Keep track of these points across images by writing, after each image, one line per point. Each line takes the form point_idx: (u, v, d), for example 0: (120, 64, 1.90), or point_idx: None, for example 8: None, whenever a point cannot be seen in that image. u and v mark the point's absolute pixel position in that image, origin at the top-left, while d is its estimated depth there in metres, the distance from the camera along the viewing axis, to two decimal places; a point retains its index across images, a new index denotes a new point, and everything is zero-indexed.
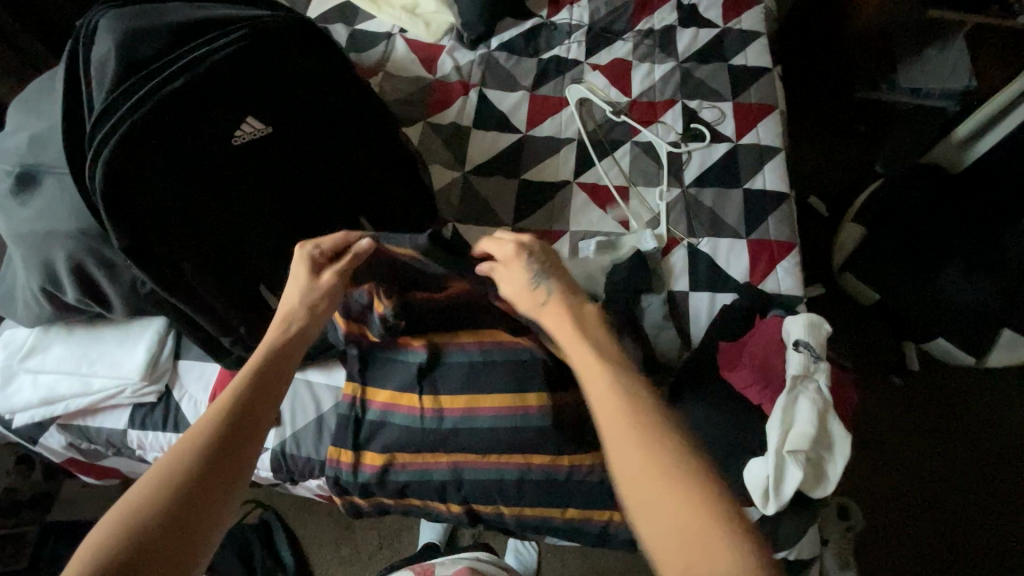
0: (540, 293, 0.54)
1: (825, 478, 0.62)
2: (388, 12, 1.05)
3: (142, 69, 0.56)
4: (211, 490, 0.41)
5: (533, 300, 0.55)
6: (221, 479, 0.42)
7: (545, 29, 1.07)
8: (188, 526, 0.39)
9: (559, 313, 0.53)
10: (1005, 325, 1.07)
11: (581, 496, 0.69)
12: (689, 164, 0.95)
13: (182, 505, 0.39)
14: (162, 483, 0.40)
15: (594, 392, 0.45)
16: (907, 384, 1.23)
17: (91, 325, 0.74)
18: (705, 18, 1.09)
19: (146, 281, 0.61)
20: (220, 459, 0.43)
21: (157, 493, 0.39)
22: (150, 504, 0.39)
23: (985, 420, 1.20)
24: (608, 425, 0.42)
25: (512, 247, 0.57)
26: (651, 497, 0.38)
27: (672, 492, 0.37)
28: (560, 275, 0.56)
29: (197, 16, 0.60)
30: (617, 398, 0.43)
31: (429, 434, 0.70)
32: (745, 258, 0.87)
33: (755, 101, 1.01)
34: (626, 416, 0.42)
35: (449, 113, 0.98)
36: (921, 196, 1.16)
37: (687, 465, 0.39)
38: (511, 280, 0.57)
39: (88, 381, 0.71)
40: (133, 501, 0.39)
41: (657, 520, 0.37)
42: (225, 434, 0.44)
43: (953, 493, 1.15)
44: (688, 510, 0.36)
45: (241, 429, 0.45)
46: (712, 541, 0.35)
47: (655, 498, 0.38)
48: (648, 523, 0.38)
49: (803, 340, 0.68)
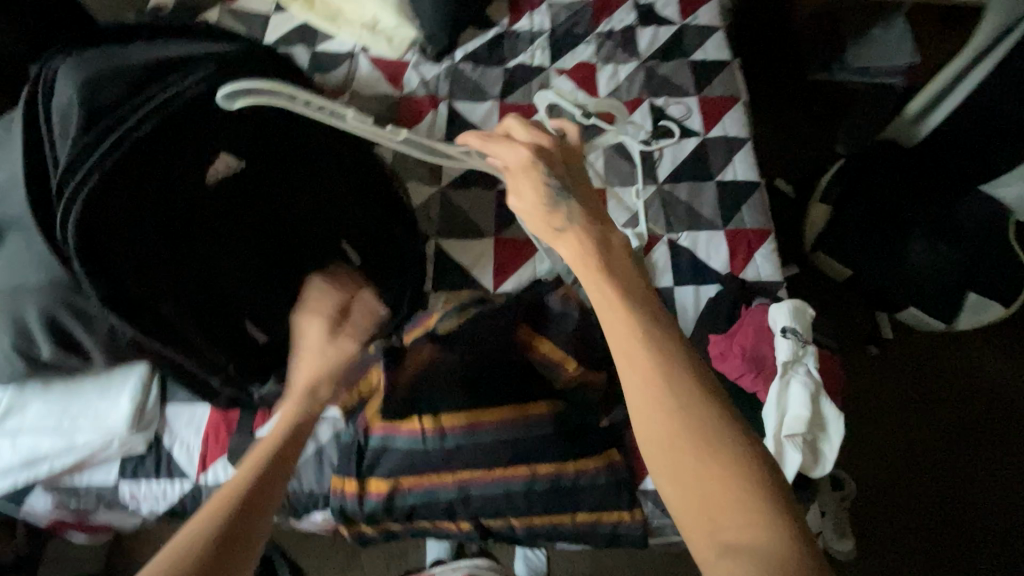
0: (558, 219, 0.52)
1: (823, 459, 0.64)
2: (348, 30, 1.04)
3: (106, 115, 0.54)
4: None
5: (551, 223, 0.52)
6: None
7: (507, 37, 1.08)
8: None
9: (576, 244, 0.50)
10: (970, 289, 1.16)
11: (588, 500, 0.70)
12: (662, 161, 0.97)
13: None
14: None
15: (620, 347, 0.42)
16: (884, 353, 1.28)
17: (70, 379, 0.71)
18: (662, 16, 1.12)
19: (126, 330, 0.59)
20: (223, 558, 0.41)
21: None
22: None
23: (961, 380, 1.25)
24: (634, 389, 0.41)
25: (524, 155, 0.56)
26: (684, 473, 0.38)
27: (705, 459, 0.38)
28: (584, 201, 0.54)
29: (161, 55, 0.58)
30: (644, 359, 0.41)
31: (434, 455, 0.69)
32: (725, 248, 0.89)
33: (718, 94, 1.03)
34: (652, 377, 0.40)
35: (420, 128, 0.97)
36: (882, 171, 1.21)
37: (722, 433, 0.38)
38: (523, 197, 0.54)
39: (71, 438, 0.68)
40: None
41: (687, 495, 0.38)
42: (229, 530, 0.43)
43: (938, 454, 1.20)
44: (718, 486, 0.37)
45: (244, 529, 0.43)
46: (749, 525, 0.35)
47: (684, 477, 0.38)
48: (675, 498, 0.38)
49: (790, 326, 0.69)
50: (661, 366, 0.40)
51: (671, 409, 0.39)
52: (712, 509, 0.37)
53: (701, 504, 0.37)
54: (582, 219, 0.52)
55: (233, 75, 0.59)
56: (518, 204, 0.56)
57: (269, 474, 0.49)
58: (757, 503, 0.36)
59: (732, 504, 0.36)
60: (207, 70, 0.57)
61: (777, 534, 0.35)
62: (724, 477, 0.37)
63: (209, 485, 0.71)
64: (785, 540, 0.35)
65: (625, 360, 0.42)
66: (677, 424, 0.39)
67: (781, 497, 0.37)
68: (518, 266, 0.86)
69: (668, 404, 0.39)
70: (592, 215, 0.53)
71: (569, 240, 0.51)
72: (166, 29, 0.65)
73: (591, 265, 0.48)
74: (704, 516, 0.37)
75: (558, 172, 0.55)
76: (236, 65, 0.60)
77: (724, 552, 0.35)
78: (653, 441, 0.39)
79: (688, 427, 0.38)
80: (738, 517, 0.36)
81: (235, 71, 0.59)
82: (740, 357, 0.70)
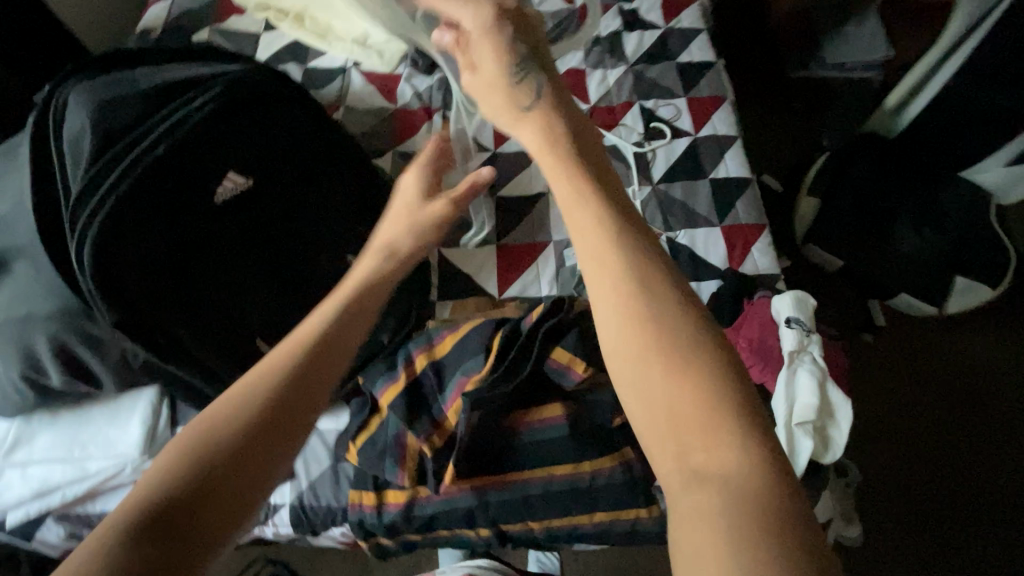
0: (525, 103, 0.52)
1: (834, 446, 0.66)
2: (340, 46, 1.04)
3: (118, 141, 0.56)
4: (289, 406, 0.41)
5: (514, 109, 0.52)
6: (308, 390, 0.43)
7: None
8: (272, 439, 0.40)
9: (540, 123, 0.50)
10: (957, 274, 1.20)
11: (606, 499, 0.70)
12: (656, 162, 0.99)
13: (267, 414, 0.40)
14: (247, 395, 0.41)
15: (590, 251, 0.40)
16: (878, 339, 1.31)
17: (79, 407, 0.71)
18: (646, 21, 1.15)
19: (138, 353, 0.59)
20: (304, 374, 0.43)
21: (248, 399, 0.41)
22: (220, 443, 0.38)
23: (954, 361, 1.28)
24: (603, 303, 0.38)
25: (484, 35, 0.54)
26: (655, 393, 0.34)
27: (684, 384, 0.34)
28: (550, 84, 0.52)
29: (164, 78, 0.60)
30: (618, 264, 0.38)
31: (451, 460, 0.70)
32: (722, 245, 0.91)
33: (706, 95, 1.06)
34: (628, 288, 0.37)
35: (416, 140, 0.97)
36: (867, 163, 1.25)
37: (706, 354, 0.35)
38: (490, 82, 0.54)
39: (83, 465, 0.68)
40: (230, 406, 0.40)
41: (657, 416, 0.34)
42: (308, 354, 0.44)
43: (937, 435, 1.22)
44: (700, 414, 0.33)
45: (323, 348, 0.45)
46: (720, 448, 0.32)
47: (652, 395, 0.35)
48: (641, 419, 0.35)
49: (794, 317, 0.70)
50: (627, 277, 0.38)
51: (644, 320, 0.36)
52: (673, 431, 0.34)
53: (676, 428, 0.34)
54: (548, 104, 0.51)
55: (237, 99, 0.61)
56: (485, 91, 0.55)
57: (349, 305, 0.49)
58: (726, 423, 0.33)
59: (707, 427, 0.33)
60: (213, 96, 0.59)
61: (746, 459, 0.32)
62: (699, 401, 0.34)
63: None
64: (760, 471, 0.31)
65: (596, 273, 0.39)
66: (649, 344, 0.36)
67: (753, 421, 0.33)
68: (522, 271, 0.87)
69: (638, 325, 0.36)
70: (560, 102, 0.52)
71: (533, 126, 0.50)
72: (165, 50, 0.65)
73: (560, 144, 0.47)
74: (672, 435, 0.34)
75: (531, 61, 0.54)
76: (239, 89, 0.62)
77: (693, 481, 0.32)
78: (620, 355, 0.36)
79: (663, 341, 0.35)
80: (707, 439, 0.33)
81: (239, 95, 0.61)
82: (747, 349, 0.72)
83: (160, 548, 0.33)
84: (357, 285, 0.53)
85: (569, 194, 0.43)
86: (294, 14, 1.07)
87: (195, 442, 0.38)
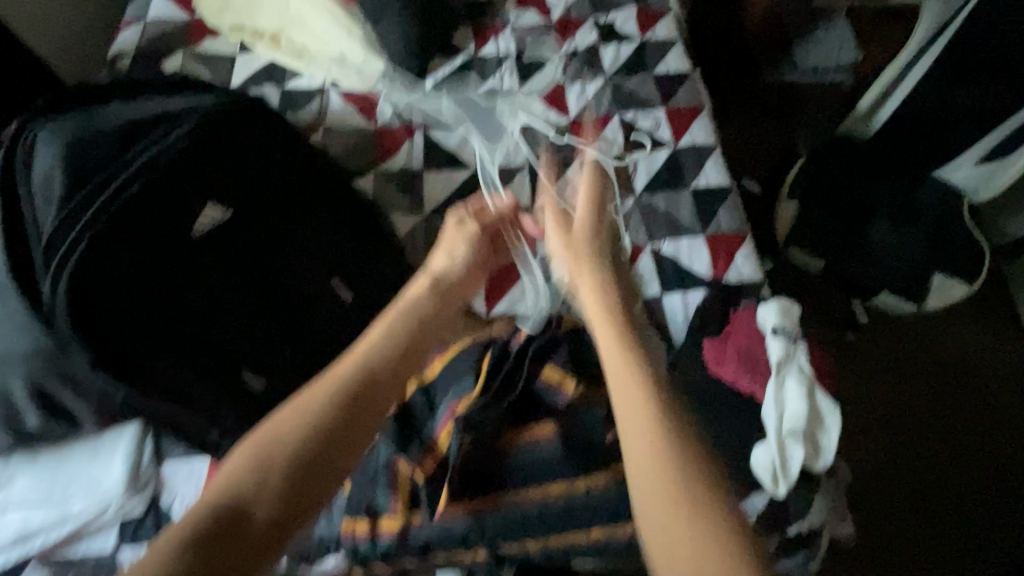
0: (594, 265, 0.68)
1: (823, 450, 0.67)
2: (317, 66, 1.04)
3: (92, 176, 0.56)
4: (351, 414, 0.50)
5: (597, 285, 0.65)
6: (361, 407, 0.50)
7: (475, 62, 1.10)
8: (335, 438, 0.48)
9: (597, 284, 0.66)
10: (934, 271, 1.23)
11: (605, 514, 0.68)
12: (637, 173, 1.00)
13: (330, 420, 0.49)
14: (317, 402, 0.49)
15: (591, 318, 0.62)
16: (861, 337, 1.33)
17: (57, 447, 0.69)
18: (622, 33, 1.16)
19: (119, 391, 0.58)
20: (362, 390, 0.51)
21: (316, 407, 0.49)
22: (297, 445, 0.47)
23: (936, 356, 1.31)
24: (622, 387, 0.50)
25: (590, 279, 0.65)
26: (653, 489, 0.43)
27: (676, 487, 0.42)
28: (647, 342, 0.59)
29: (138, 115, 0.60)
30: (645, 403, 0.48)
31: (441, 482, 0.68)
32: (706, 254, 0.91)
33: (684, 105, 1.07)
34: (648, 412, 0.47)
35: (397, 158, 0.97)
36: (838, 167, 1.29)
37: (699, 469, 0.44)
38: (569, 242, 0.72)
39: (64, 508, 0.66)
40: (299, 413, 0.49)
41: (652, 499, 0.43)
42: (364, 375, 0.52)
43: (923, 430, 1.24)
44: (676, 493, 0.42)
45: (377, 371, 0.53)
46: (699, 529, 0.40)
47: (650, 485, 0.43)
48: (644, 493, 0.43)
49: (779, 326, 0.71)
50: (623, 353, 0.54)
51: (658, 436, 0.45)
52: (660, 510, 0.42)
53: (659, 508, 0.42)
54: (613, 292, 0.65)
55: (214, 131, 0.62)
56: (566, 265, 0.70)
57: (392, 342, 0.56)
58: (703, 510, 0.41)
59: (686, 518, 0.41)
60: (188, 128, 0.60)
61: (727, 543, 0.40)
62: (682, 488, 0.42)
63: None
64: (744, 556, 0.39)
65: (624, 368, 0.51)
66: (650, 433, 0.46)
67: (738, 532, 0.41)
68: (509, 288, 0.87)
69: (642, 410, 0.47)
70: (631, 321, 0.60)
71: (599, 293, 0.64)
72: (140, 84, 0.65)
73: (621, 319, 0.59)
74: (663, 514, 0.42)
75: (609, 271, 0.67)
76: (213, 123, 0.63)
77: (664, 542, 0.41)
78: (634, 459, 0.45)
79: (670, 460, 0.44)
80: (682, 520, 0.41)
81: (215, 126, 0.62)
82: (734, 360, 0.72)
83: (242, 519, 0.43)
84: (396, 319, 0.60)
85: (613, 359, 0.53)
86: (269, 34, 1.05)
87: (254, 464, 0.45)
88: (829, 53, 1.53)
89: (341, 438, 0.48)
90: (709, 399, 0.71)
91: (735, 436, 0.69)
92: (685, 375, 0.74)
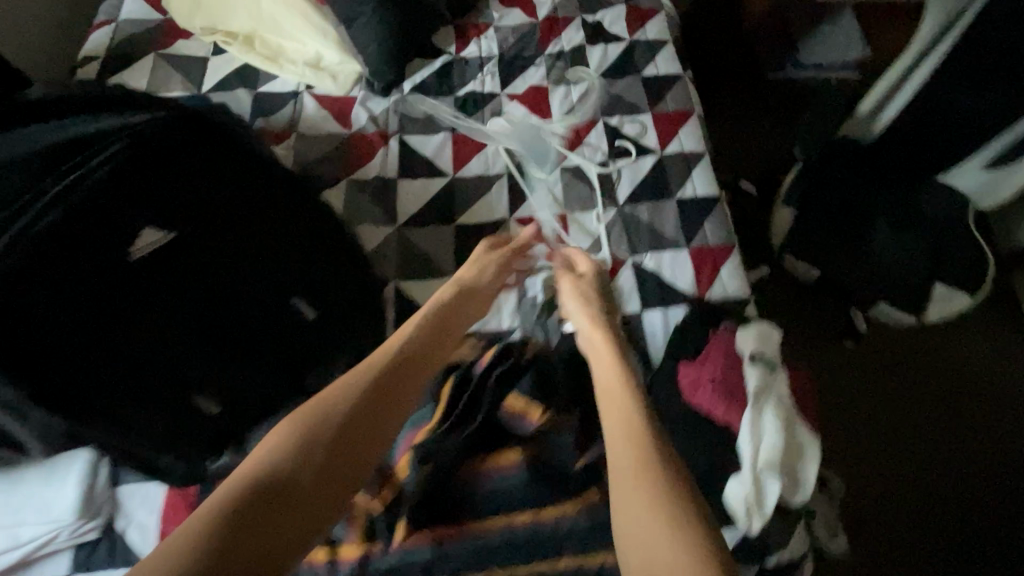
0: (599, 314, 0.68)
1: (801, 484, 0.63)
2: (291, 69, 1.01)
3: (9, 201, 0.55)
4: (386, 397, 0.54)
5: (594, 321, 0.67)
6: (394, 396, 0.54)
7: (455, 65, 1.06)
8: (371, 422, 0.52)
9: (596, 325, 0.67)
10: (935, 281, 1.17)
11: (572, 546, 0.65)
12: (621, 182, 0.96)
13: (365, 402, 0.52)
14: (354, 387, 0.53)
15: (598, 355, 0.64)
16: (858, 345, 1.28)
17: (9, 469, 0.67)
18: (611, 33, 1.11)
19: (56, 422, 0.55)
20: (394, 379, 0.55)
21: (352, 392, 0.53)
22: (331, 423, 0.50)
23: (935, 367, 1.26)
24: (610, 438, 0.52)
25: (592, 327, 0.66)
26: (641, 513, 0.45)
27: (658, 508, 0.45)
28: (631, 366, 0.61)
29: (67, 135, 0.60)
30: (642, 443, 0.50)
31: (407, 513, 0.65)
32: (689, 268, 0.87)
33: (672, 110, 1.03)
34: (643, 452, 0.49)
35: (371, 166, 0.93)
36: (838, 172, 1.23)
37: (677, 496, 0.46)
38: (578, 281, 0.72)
39: (15, 533, 0.64)
40: (337, 398, 0.52)
41: (637, 524, 0.45)
42: (397, 368, 0.56)
43: (919, 445, 1.20)
44: (660, 515, 0.45)
45: (408, 365, 0.57)
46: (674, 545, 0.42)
47: (637, 509, 0.46)
48: (630, 523, 0.46)
49: (756, 353, 0.67)
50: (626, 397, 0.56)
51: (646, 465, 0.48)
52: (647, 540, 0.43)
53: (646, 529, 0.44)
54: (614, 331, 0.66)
55: (142, 152, 0.61)
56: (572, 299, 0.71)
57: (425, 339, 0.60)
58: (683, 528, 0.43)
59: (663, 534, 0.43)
60: (111, 152, 0.59)
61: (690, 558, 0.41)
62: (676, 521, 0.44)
63: None
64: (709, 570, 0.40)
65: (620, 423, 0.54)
66: (651, 476, 0.48)
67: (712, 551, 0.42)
68: None
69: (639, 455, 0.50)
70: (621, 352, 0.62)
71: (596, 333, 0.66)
72: (83, 101, 0.65)
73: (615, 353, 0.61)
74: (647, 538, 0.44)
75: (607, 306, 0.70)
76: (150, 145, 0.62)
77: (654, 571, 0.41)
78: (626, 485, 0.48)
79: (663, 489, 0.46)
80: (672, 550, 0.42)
81: (142, 147, 0.61)
82: (710, 387, 0.68)
83: (272, 493, 0.45)
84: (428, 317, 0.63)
85: (615, 390, 0.56)
86: (242, 36, 1.02)
87: (302, 439, 0.49)
88: (834, 51, 1.46)
89: (373, 424, 0.52)
90: (682, 428, 0.68)
91: (708, 468, 0.66)
92: (658, 401, 0.71)
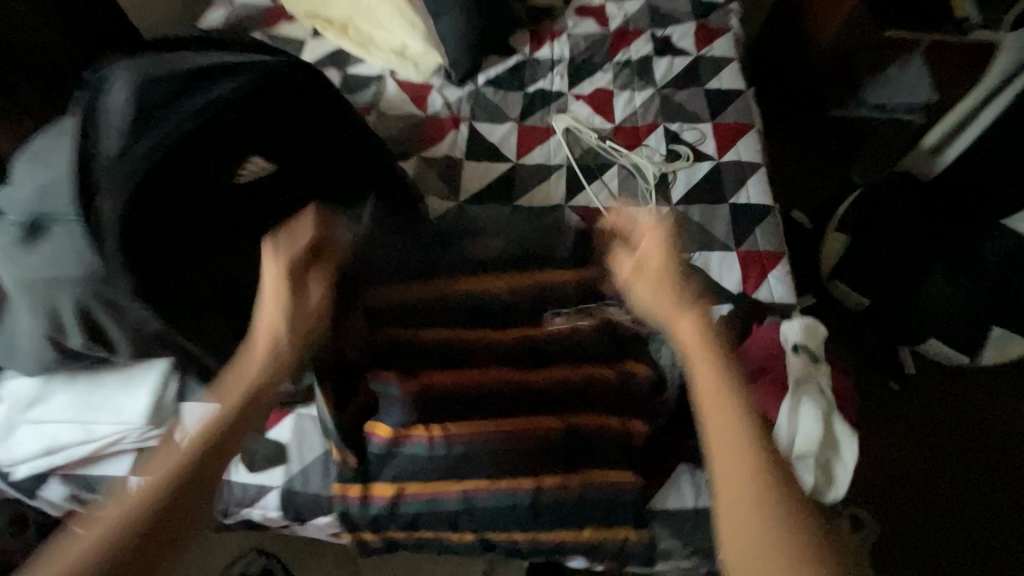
0: (685, 296, 0.51)
1: (836, 482, 0.64)
2: (378, 55, 1.09)
3: (152, 113, 0.59)
4: (193, 495, 0.47)
5: (668, 291, 0.51)
6: (211, 467, 0.49)
7: (528, 64, 1.13)
8: (187, 509, 0.46)
9: (695, 321, 0.49)
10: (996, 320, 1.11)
11: (591, 515, 0.67)
12: (676, 184, 0.99)
13: (169, 509, 0.45)
14: (154, 484, 0.46)
15: (709, 399, 0.46)
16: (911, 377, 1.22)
17: (95, 373, 0.72)
18: (678, 48, 1.16)
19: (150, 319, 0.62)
20: (207, 461, 0.48)
21: (154, 489, 0.46)
22: (136, 524, 0.43)
23: (994, 415, 1.19)
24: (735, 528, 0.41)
25: (691, 318, 0.49)
26: (748, 540, 0.40)
27: (767, 538, 0.39)
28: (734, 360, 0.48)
29: (199, 62, 0.64)
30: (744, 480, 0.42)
31: (438, 462, 0.67)
32: (737, 270, 0.89)
33: (732, 121, 1.06)
34: (751, 485, 0.41)
35: (441, 146, 1.00)
36: (910, 194, 1.16)
37: (801, 544, 0.39)
38: (642, 259, 0.54)
39: (91, 429, 0.69)
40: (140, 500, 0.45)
41: (745, 557, 0.39)
42: (201, 460, 0.48)
43: (973, 492, 1.12)
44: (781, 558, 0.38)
45: (215, 454, 0.49)
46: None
47: (744, 544, 0.40)
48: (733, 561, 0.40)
49: (800, 343, 0.68)
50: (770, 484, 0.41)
51: (759, 505, 0.40)
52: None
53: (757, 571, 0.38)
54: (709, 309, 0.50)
55: (270, 85, 0.66)
56: (641, 284, 0.53)
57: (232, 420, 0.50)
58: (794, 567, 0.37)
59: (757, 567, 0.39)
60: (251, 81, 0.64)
61: None
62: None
63: (217, 484, 0.70)
64: None
65: (750, 502, 0.41)
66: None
67: None
68: None
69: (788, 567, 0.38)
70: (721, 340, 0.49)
71: (683, 313, 0.50)
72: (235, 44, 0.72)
73: (715, 347, 0.48)
74: None
75: (688, 271, 0.53)
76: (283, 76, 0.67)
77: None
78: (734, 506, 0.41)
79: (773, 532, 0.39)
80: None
81: (273, 80, 0.66)
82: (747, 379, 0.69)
83: None
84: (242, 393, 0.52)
85: (716, 406, 0.45)
86: (340, 23, 1.12)
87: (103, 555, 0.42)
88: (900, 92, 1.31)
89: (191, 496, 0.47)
90: None
91: None
92: None
